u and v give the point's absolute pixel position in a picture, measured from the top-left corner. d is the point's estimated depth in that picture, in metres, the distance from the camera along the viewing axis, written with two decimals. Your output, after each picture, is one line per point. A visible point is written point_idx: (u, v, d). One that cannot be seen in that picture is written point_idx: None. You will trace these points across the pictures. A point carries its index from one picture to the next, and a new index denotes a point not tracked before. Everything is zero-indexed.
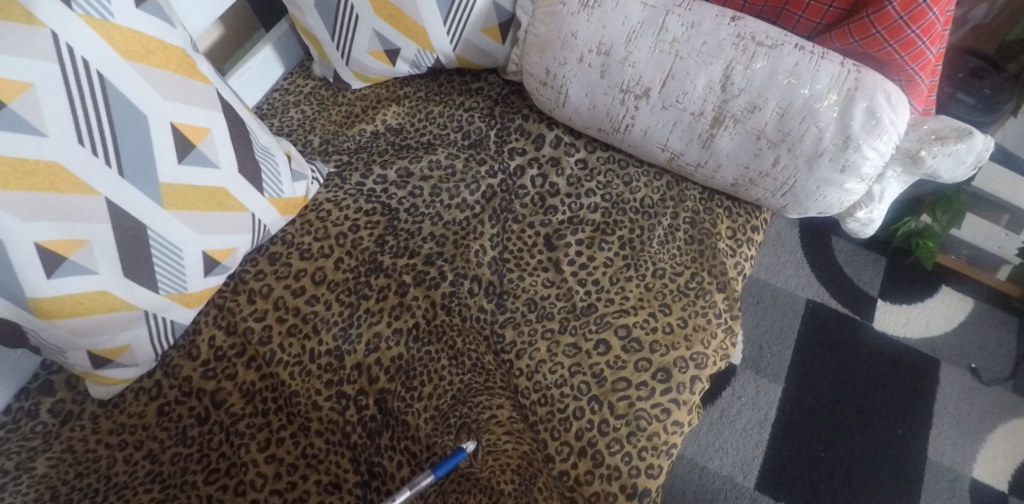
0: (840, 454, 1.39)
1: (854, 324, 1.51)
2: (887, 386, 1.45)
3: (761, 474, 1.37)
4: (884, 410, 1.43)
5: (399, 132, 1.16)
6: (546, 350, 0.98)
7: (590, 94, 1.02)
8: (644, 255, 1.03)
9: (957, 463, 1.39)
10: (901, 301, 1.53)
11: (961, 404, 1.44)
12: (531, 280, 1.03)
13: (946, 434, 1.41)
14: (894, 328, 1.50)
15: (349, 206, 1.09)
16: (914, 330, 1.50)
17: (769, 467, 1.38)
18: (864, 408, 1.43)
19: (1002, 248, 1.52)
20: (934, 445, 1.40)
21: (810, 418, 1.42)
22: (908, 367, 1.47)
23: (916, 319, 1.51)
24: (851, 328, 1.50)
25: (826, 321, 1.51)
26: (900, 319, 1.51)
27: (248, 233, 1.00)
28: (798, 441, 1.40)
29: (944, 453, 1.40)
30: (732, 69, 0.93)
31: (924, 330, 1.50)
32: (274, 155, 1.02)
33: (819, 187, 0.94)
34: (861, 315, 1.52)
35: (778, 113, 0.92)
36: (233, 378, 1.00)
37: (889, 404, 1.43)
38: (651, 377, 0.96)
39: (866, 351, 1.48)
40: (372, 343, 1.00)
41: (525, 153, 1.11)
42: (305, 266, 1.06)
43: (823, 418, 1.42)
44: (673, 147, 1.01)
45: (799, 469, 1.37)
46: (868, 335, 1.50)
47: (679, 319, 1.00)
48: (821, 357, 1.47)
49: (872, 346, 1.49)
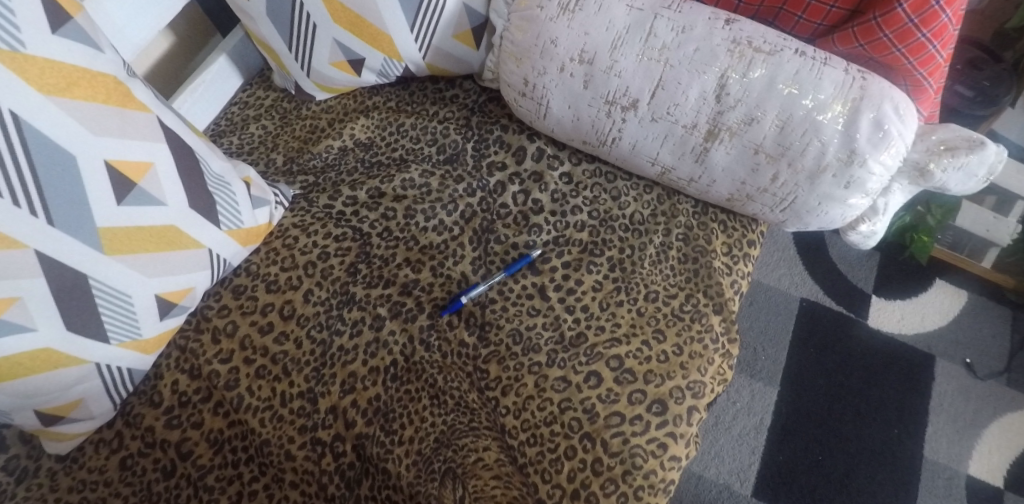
0: (836, 458, 1.34)
1: (849, 321, 1.46)
2: (882, 385, 1.40)
3: (757, 481, 1.32)
4: (881, 409, 1.38)
5: (368, 147, 1.07)
6: (534, 385, 0.92)
7: (574, 106, 0.93)
8: (636, 277, 0.97)
9: (953, 460, 1.35)
10: (896, 297, 1.49)
11: (957, 400, 1.40)
12: (515, 310, 0.96)
13: (942, 431, 1.37)
14: (889, 325, 1.46)
15: (317, 232, 1.01)
16: (910, 325, 1.46)
17: (766, 472, 1.33)
18: (861, 408, 1.38)
19: (990, 231, 1.40)
20: (930, 442, 1.36)
21: (806, 421, 1.37)
22: (903, 364, 1.42)
23: (910, 314, 1.47)
24: (845, 326, 1.46)
25: (820, 320, 1.46)
26: (895, 315, 1.47)
27: (206, 270, 0.92)
28: (794, 444, 1.35)
29: (940, 450, 1.36)
30: (728, 78, 0.85)
31: (918, 325, 1.46)
32: (230, 183, 0.93)
33: (821, 203, 0.87)
34: (855, 312, 1.47)
35: (777, 125, 0.84)
36: (199, 427, 0.93)
37: (885, 402, 1.39)
38: (645, 410, 0.89)
39: (861, 350, 1.43)
40: (348, 383, 0.93)
41: (505, 167, 1.03)
42: (272, 300, 0.98)
43: (819, 420, 1.37)
44: (664, 161, 0.93)
45: (796, 474, 1.33)
46: (862, 332, 1.45)
47: (675, 346, 0.93)
48: (816, 357, 1.42)
49: (867, 344, 1.44)
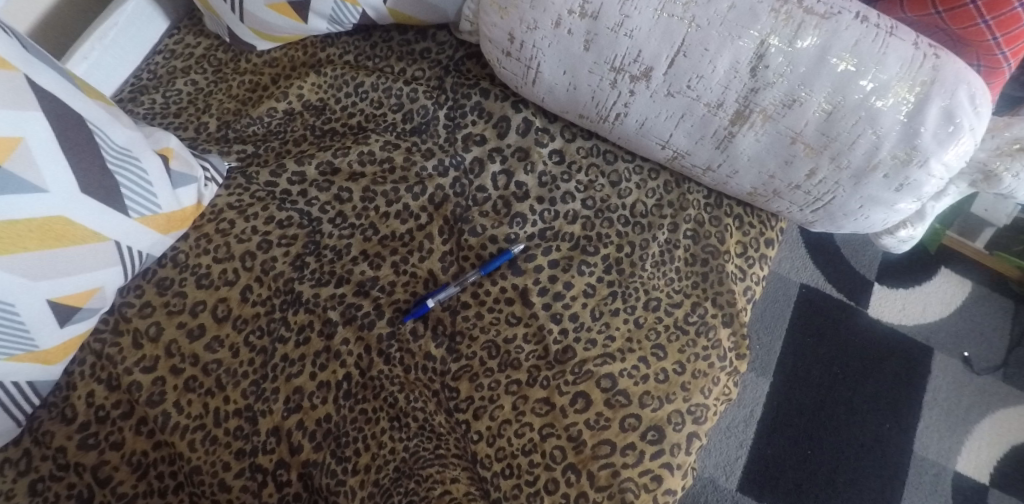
0: (826, 452, 1.21)
1: (848, 309, 1.31)
2: (877, 377, 1.26)
3: (743, 474, 1.19)
4: (873, 403, 1.24)
5: (320, 111, 0.90)
6: (511, 407, 0.78)
7: (570, 72, 0.75)
8: (635, 282, 0.82)
9: (942, 457, 1.22)
10: (898, 285, 1.34)
11: (951, 394, 1.26)
12: (491, 317, 0.82)
13: (934, 426, 1.24)
14: (890, 315, 1.31)
15: (257, 215, 0.85)
16: (910, 316, 1.31)
17: (752, 466, 1.19)
18: (854, 401, 1.24)
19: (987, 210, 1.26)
20: (920, 437, 1.23)
21: (797, 413, 1.23)
22: (899, 357, 1.28)
23: (912, 303, 1.32)
24: (844, 315, 1.31)
25: (818, 308, 1.31)
26: (896, 305, 1.32)
27: (116, 266, 0.76)
28: (783, 437, 1.22)
29: (929, 446, 1.22)
30: (768, 45, 0.67)
31: (919, 317, 1.31)
32: (137, 157, 0.76)
33: (864, 206, 0.73)
34: (855, 300, 1.32)
35: (824, 111, 0.67)
36: (119, 448, 0.78)
37: (880, 396, 1.25)
38: (640, 438, 0.76)
39: (857, 341, 1.29)
40: (293, 401, 0.79)
41: (485, 141, 0.87)
42: (203, 297, 0.82)
43: (811, 412, 1.23)
44: (677, 145, 0.77)
45: (784, 469, 1.19)
46: (859, 322, 1.30)
47: (676, 364, 0.79)
48: (812, 347, 1.28)
49: (866, 333, 1.29)
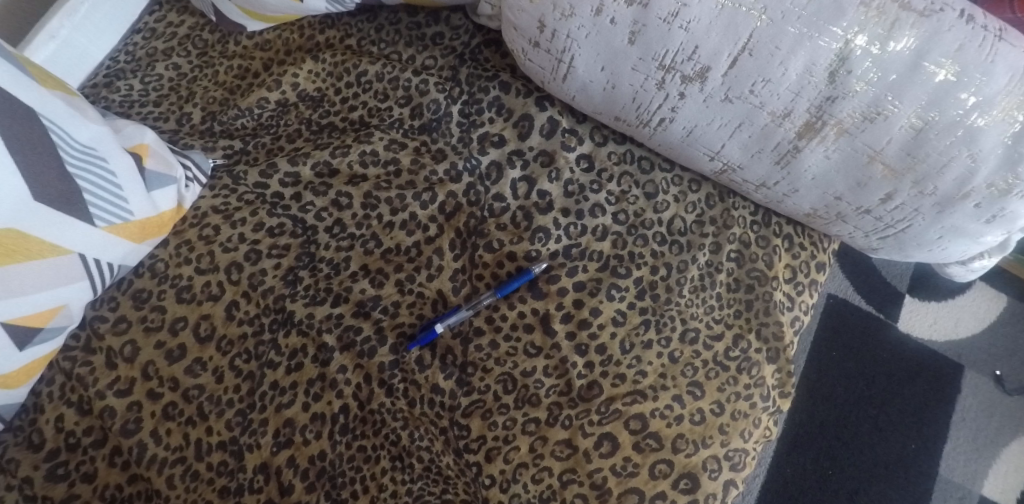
0: (848, 473, 1.05)
1: (876, 323, 1.13)
2: (905, 393, 1.10)
3: (758, 495, 1.04)
4: (899, 421, 1.08)
5: (317, 103, 0.81)
6: (528, 449, 0.69)
7: (610, 69, 0.64)
8: (670, 310, 0.73)
9: (968, 480, 1.06)
10: (931, 297, 1.15)
11: (981, 413, 1.09)
12: (508, 347, 0.73)
13: (960, 448, 1.08)
14: (920, 331, 1.14)
15: (245, 221, 0.75)
16: (940, 331, 1.13)
17: (769, 487, 1.04)
18: (879, 420, 1.08)
19: None
20: (945, 460, 1.07)
21: (819, 430, 1.07)
22: (930, 372, 1.11)
23: (944, 318, 1.14)
24: (873, 330, 1.13)
25: (845, 321, 1.13)
26: (927, 319, 1.14)
27: (82, 281, 0.66)
28: (803, 455, 1.06)
29: (955, 469, 1.07)
30: (854, 46, 0.55)
31: (951, 332, 1.14)
32: (104, 156, 0.66)
33: (943, 236, 0.63)
34: (885, 313, 1.14)
35: (911, 129, 0.57)
36: (92, 480, 0.68)
37: (906, 415, 1.09)
38: (671, 487, 0.67)
39: (885, 356, 1.11)
40: (283, 435, 0.70)
41: (504, 143, 0.77)
42: (184, 313, 0.73)
43: (834, 429, 1.07)
44: (728, 157, 0.66)
45: (804, 491, 1.04)
46: (890, 335, 1.13)
47: (714, 404, 0.70)
48: (838, 361, 1.11)
49: (895, 347, 1.12)
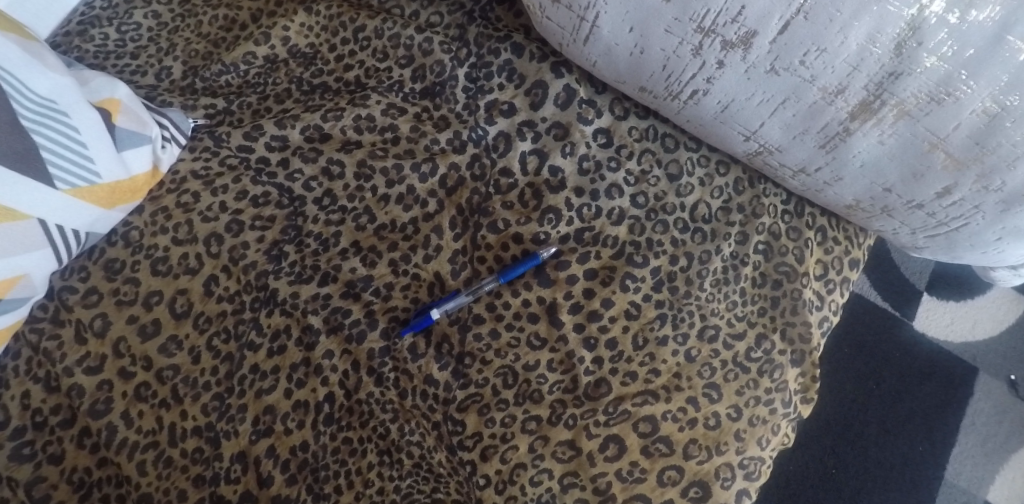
0: (852, 472, 0.97)
1: (892, 322, 1.04)
2: (915, 394, 1.01)
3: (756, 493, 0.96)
4: (908, 423, 0.99)
5: (309, 60, 0.74)
6: (527, 449, 0.63)
7: (639, 31, 0.57)
8: (689, 304, 0.66)
9: (974, 486, 0.97)
10: (951, 296, 1.05)
11: (992, 419, 1.00)
12: (509, 338, 0.67)
13: (969, 452, 0.99)
14: (936, 331, 1.04)
15: (227, 188, 0.69)
16: (957, 334, 1.03)
17: (768, 484, 0.96)
18: (887, 420, 0.99)
19: None
20: (952, 463, 0.98)
21: (825, 428, 0.99)
22: (942, 372, 1.02)
23: (961, 319, 1.04)
24: (888, 329, 1.03)
25: (861, 317, 1.04)
26: (944, 318, 1.04)
27: (41, 250, 0.60)
28: (807, 453, 0.98)
29: (960, 474, 0.98)
30: (928, 14, 0.47)
31: (967, 334, 1.03)
32: (65, 111, 0.60)
33: (1003, 237, 0.56)
34: (902, 312, 1.04)
35: (985, 114, 0.49)
36: (58, 463, 0.62)
37: (916, 416, 1.00)
38: (680, 496, 0.61)
39: (898, 355, 1.02)
40: (263, 423, 0.64)
41: (513, 112, 0.70)
42: (159, 287, 0.66)
43: (840, 427, 0.99)
44: (766, 138, 0.59)
45: (805, 490, 0.96)
46: (906, 334, 1.03)
47: (731, 408, 0.64)
48: (849, 358, 1.02)
49: (909, 346, 1.03)
